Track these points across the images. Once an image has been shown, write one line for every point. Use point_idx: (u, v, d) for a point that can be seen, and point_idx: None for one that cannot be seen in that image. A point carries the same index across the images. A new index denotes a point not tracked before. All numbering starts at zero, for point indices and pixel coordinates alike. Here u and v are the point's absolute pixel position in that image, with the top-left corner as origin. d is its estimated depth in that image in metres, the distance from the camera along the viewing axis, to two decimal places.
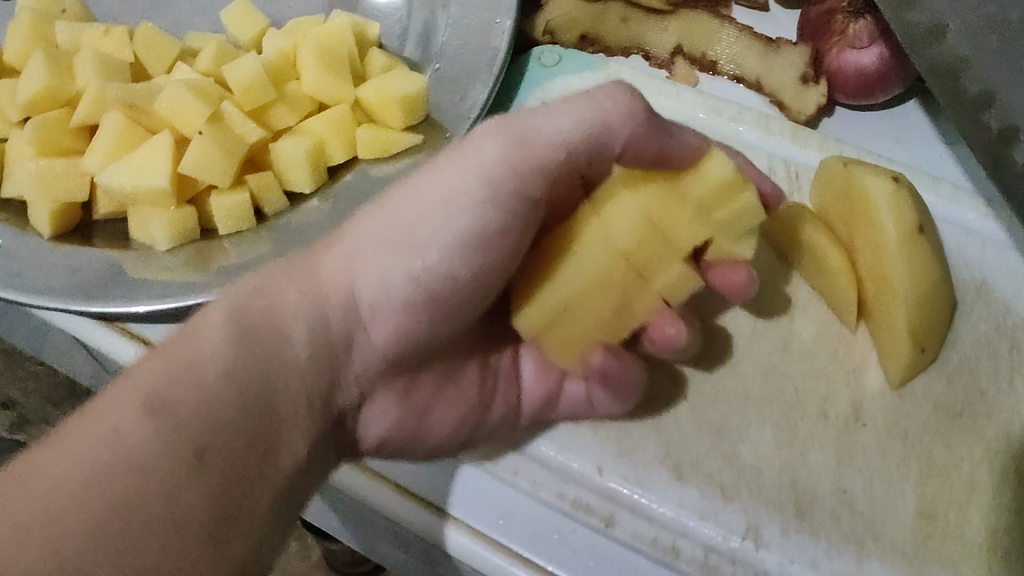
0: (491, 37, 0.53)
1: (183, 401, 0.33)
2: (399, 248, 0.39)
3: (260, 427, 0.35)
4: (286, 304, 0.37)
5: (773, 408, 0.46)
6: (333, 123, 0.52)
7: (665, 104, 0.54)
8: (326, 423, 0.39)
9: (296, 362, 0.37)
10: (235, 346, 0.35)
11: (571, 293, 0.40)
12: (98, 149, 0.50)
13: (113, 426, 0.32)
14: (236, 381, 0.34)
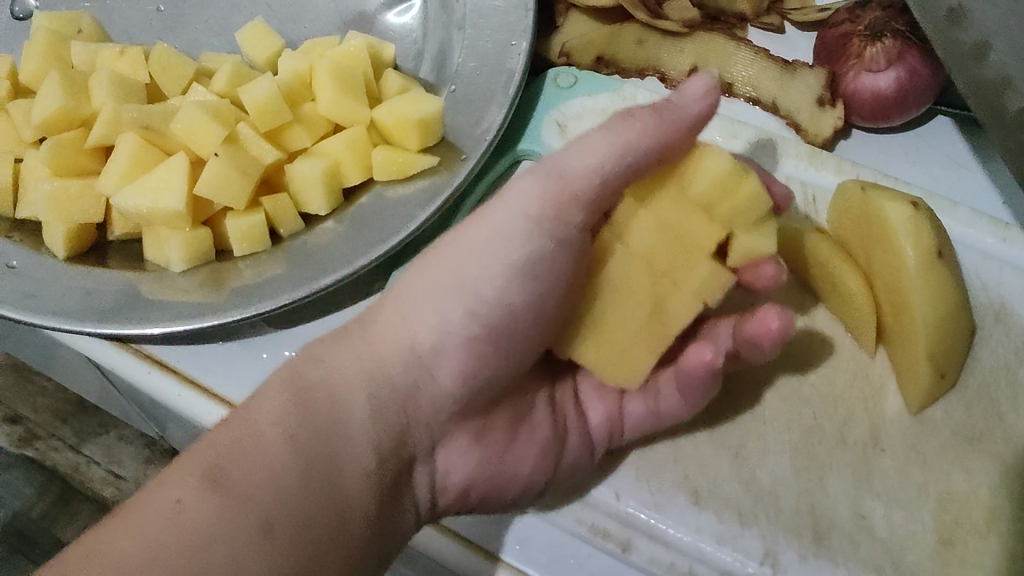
0: (506, 57, 0.53)
1: (245, 474, 0.35)
2: (449, 295, 0.41)
3: (322, 490, 0.36)
4: (337, 376, 0.39)
5: (791, 433, 0.46)
6: (348, 143, 0.52)
7: None
8: (385, 487, 0.39)
9: (349, 436, 0.38)
10: (289, 428, 0.36)
11: (606, 307, 0.41)
12: (112, 170, 0.50)
13: (177, 497, 0.34)
14: (298, 454, 0.36)
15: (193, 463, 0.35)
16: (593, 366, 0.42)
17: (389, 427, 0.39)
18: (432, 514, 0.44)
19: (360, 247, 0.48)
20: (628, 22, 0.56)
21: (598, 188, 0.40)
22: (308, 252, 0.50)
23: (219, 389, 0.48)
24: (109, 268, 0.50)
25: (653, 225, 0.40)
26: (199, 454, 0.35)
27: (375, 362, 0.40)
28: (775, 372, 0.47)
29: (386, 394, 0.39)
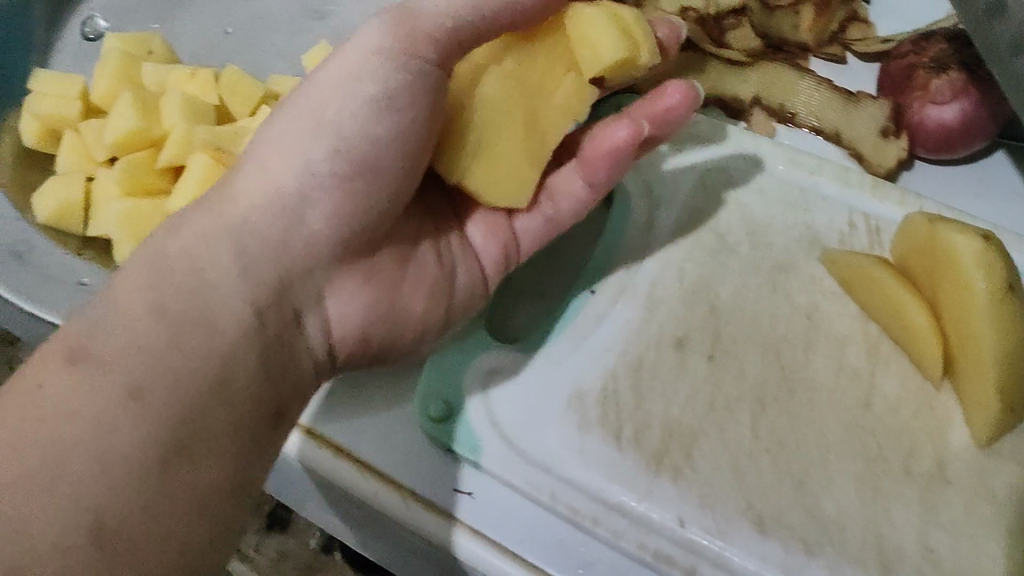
0: None
1: (104, 342, 0.35)
2: (312, 138, 0.42)
3: (197, 344, 0.36)
4: (192, 241, 0.39)
5: (856, 463, 0.45)
6: None
7: (745, 156, 0.54)
8: (268, 338, 0.39)
9: (220, 293, 0.38)
10: (147, 294, 0.36)
11: (486, 133, 0.43)
12: (182, 191, 0.51)
13: (38, 382, 0.34)
14: (156, 316, 0.36)
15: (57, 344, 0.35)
16: (479, 186, 0.43)
17: (269, 272, 0.40)
18: (330, 365, 0.45)
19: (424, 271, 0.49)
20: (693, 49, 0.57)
21: (452, 32, 0.42)
22: None
23: None
24: None
25: (515, 68, 0.43)
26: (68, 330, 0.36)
27: (215, 223, 0.39)
28: (842, 403, 0.47)
29: (246, 240, 0.39)
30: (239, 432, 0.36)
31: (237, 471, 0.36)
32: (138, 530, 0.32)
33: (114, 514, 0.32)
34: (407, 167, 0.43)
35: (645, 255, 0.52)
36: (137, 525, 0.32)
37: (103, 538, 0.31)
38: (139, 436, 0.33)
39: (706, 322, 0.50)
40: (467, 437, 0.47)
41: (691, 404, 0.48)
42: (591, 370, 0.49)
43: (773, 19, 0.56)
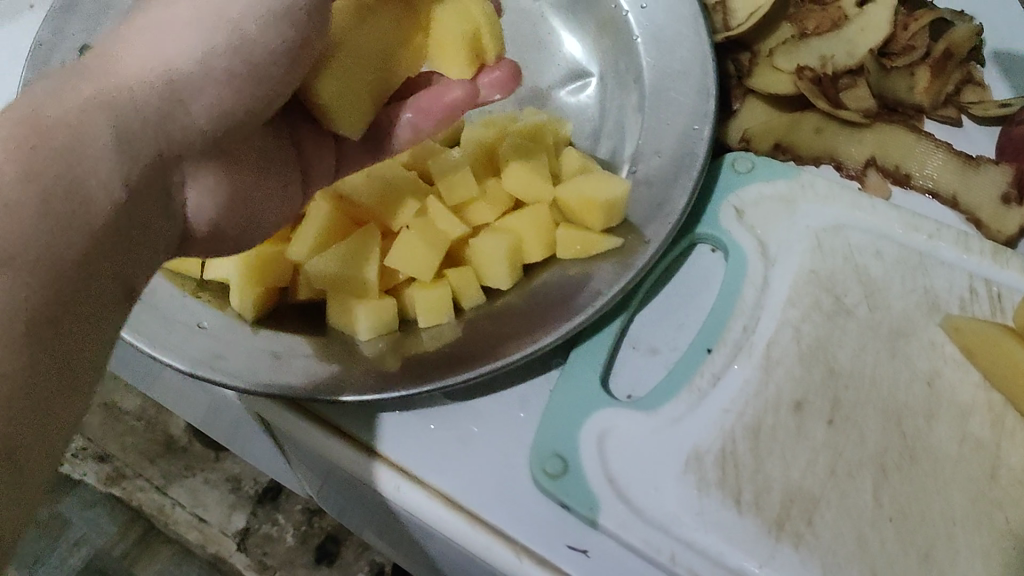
0: (689, 143, 0.53)
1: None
2: (200, 28, 0.41)
3: (56, 216, 0.35)
4: (72, 108, 0.38)
5: (982, 535, 0.45)
6: (534, 222, 0.52)
7: (862, 216, 0.54)
8: (131, 209, 0.39)
9: (93, 165, 0.37)
10: (15, 155, 0.35)
11: (352, 63, 0.47)
12: (304, 237, 0.52)
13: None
14: (18, 182, 0.35)
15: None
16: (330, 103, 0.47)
17: (144, 154, 0.39)
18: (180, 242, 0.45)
19: (534, 321, 0.50)
20: (808, 111, 0.57)
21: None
22: (487, 323, 0.51)
23: (400, 459, 0.49)
24: (290, 330, 0.52)
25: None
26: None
27: (98, 93, 0.39)
28: (965, 472, 0.46)
29: (127, 121, 0.39)
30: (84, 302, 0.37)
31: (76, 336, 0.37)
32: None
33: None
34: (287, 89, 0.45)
35: (761, 315, 0.51)
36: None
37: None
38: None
39: (826, 386, 0.49)
40: (583, 495, 0.46)
41: (811, 469, 0.47)
42: (708, 431, 0.48)
43: (890, 79, 0.56)
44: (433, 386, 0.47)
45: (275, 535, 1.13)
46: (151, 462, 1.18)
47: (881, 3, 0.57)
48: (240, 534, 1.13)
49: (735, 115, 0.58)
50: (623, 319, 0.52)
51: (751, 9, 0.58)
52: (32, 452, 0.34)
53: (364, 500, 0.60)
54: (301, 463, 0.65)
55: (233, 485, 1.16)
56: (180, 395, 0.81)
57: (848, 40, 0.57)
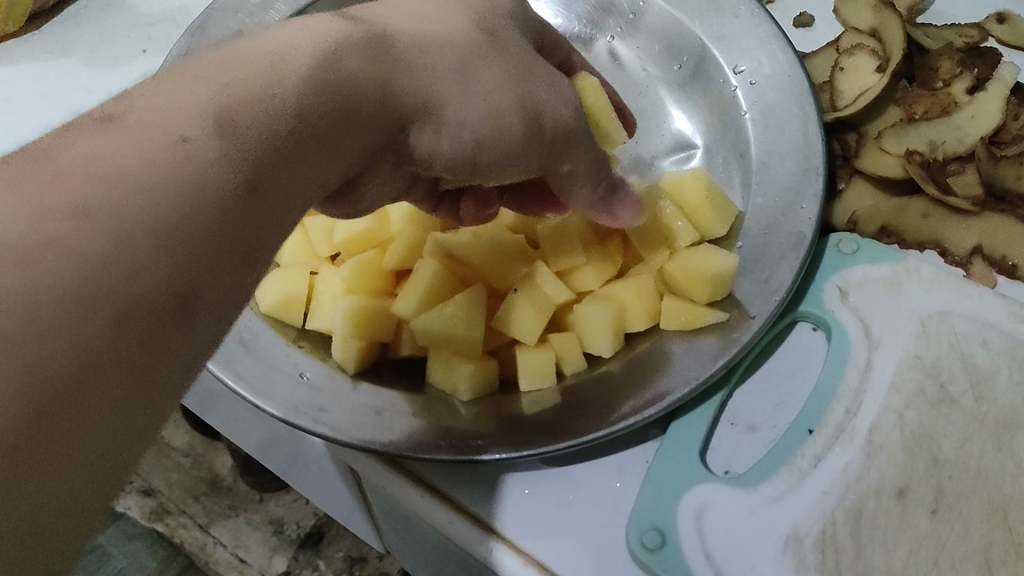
0: (795, 219, 0.53)
1: (249, 118, 0.34)
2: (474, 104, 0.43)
3: (308, 159, 0.37)
4: (366, 69, 0.39)
5: None
6: (638, 292, 0.54)
7: (967, 305, 0.53)
8: (345, 158, 0.40)
9: (349, 128, 0.39)
10: (304, 90, 0.37)
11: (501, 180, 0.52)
12: (413, 293, 0.53)
13: (183, 135, 0.32)
14: (301, 116, 0.36)
15: (196, 93, 0.34)
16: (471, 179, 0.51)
17: (380, 129, 0.41)
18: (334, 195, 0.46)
19: (637, 386, 0.49)
20: (916, 197, 0.57)
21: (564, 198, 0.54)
22: (589, 388, 0.51)
23: (495, 522, 0.49)
24: (390, 384, 0.52)
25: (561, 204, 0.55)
26: (202, 83, 0.35)
27: (383, 64, 0.41)
28: None
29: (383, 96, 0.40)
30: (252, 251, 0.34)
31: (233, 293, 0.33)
32: (149, 313, 0.29)
33: (162, 299, 0.30)
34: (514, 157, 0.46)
35: (863, 399, 0.51)
36: (213, 306, 0.32)
37: (118, 315, 0.28)
38: (243, 231, 0.33)
39: (930, 475, 0.48)
40: (681, 571, 0.46)
41: (913, 558, 0.45)
42: (808, 513, 0.47)
43: (997, 168, 0.56)
44: (537, 449, 0.46)
45: None
46: (195, 500, 1.35)
47: (992, 93, 0.59)
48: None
49: (842, 196, 0.59)
50: (724, 394, 0.52)
51: (859, 90, 0.61)
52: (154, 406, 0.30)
53: (443, 557, 0.59)
54: (382, 517, 0.65)
55: (275, 528, 1.32)
56: (250, 434, 0.82)
57: (958, 126, 0.58)
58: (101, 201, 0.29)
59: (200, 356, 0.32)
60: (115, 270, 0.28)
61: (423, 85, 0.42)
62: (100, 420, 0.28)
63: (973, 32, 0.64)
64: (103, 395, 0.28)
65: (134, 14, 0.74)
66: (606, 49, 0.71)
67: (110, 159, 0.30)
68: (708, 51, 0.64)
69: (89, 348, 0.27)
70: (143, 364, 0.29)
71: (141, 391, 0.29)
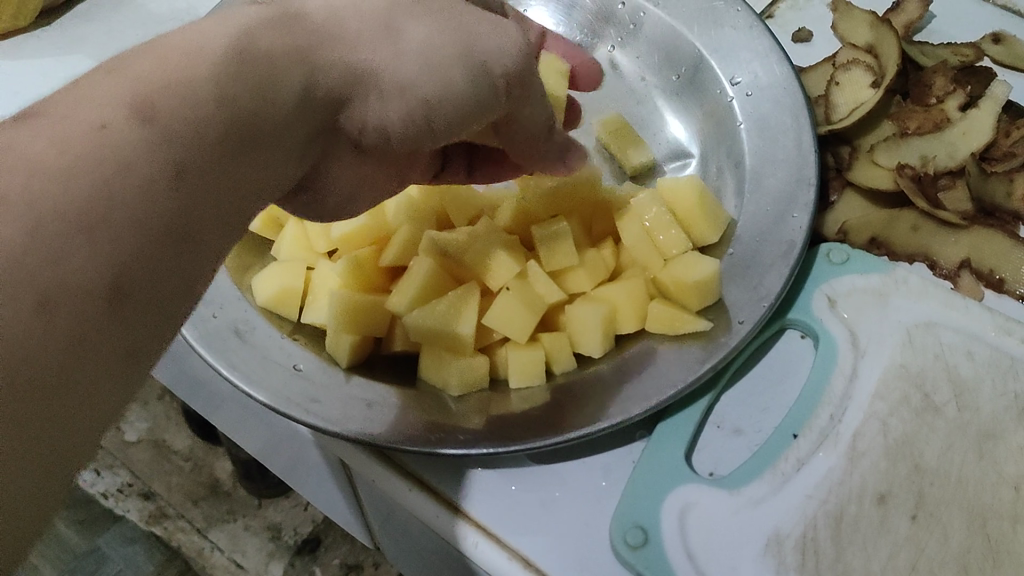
0: (786, 227, 0.54)
1: (170, 98, 0.35)
2: (416, 58, 0.43)
3: (233, 148, 0.37)
4: (281, 47, 0.39)
5: None
6: (630, 295, 0.55)
7: (954, 316, 0.54)
8: (285, 133, 0.40)
9: (275, 110, 0.39)
10: (218, 70, 0.37)
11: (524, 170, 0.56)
12: (407, 290, 0.54)
13: (101, 121, 0.32)
14: (224, 98, 0.36)
15: (115, 83, 0.34)
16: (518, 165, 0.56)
17: (309, 115, 0.41)
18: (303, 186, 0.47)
19: (621, 387, 0.50)
20: (905, 209, 0.58)
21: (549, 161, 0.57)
22: (577, 386, 0.52)
23: (482, 517, 0.50)
24: (381, 378, 0.53)
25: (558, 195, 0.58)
26: (116, 75, 0.35)
27: (299, 41, 0.40)
28: None
29: (307, 74, 0.40)
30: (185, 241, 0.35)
31: (167, 279, 0.34)
32: (73, 303, 0.30)
33: (85, 279, 0.30)
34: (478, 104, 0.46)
35: (848, 406, 0.51)
36: (139, 298, 0.33)
37: (40, 308, 0.29)
38: (171, 219, 0.34)
39: (911, 481, 0.48)
40: (662, 567, 0.46)
41: (892, 562, 0.46)
42: (789, 515, 0.48)
43: (987, 184, 0.57)
44: (521, 447, 0.47)
45: None
46: (193, 504, 1.36)
47: (983, 109, 0.60)
48: None
49: (833, 207, 0.60)
50: (711, 397, 0.53)
51: (854, 104, 0.62)
52: (93, 394, 0.31)
53: (434, 556, 0.60)
54: (375, 514, 0.66)
55: (272, 533, 1.33)
56: (249, 434, 0.83)
57: (949, 141, 0.60)
58: (15, 190, 0.29)
59: (127, 348, 0.33)
60: (29, 257, 0.29)
61: (346, 54, 0.42)
62: (36, 417, 0.29)
63: (968, 51, 0.66)
64: (32, 392, 0.29)
65: (144, 12, 0.76)
66: (607, 58, 0.73)
67: (20, 147, 0.31)
68: (705, 62, 0.65)
69: (15, 341, 0.28)
70: (72, 351, 0.30)
71: (80, 378, 0.30)
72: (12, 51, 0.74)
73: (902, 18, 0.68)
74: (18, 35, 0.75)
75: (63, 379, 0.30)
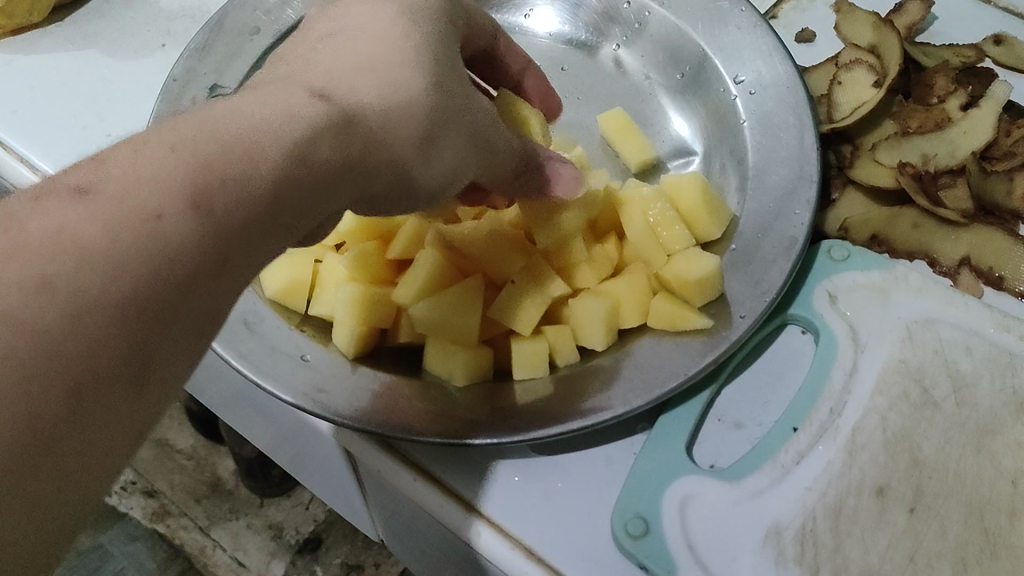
0: (788, 223, 0.55)
1: (225, 193, 0.36)
2: (440, 164, 0.46)
3: (271, 231, 0.39)
4: (339, 156, 0.40)
5: None
6: (633, 290, 0.55)
7: (953, 313, 0.55)
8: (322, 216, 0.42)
9: (319, 197, 0.41)
10: (274, 172, 0.37)
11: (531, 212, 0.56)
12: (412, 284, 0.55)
13: (157, 211, 0.34)
14: (273, 195, 0.38)
15: (176, 163, 0.35)
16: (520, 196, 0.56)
17: (348, 195, 0.43)
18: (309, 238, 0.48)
19: (623, 379, 0.51)
20: (907, 206, 0.59)
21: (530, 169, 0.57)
22: (579, 379, 0.52)
23: (486, 507, 0.51)
24: (386, 368, 0.54)
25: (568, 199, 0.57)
26: (180, 154, 0.35)
27: (354, 149, 0.41)
28: None
29: (347, 171, 0.41)
30: (212, 317, 0.36)
31: (191, 353, 0.36)
32: (103, 381, 0.32)
33: (114, 362, 0.32)
34: (462, 175, 0.48)
35: (848, 401, 0.52)
36: (165, 371, 0.34)
37: (71, 392, 0.31)
38: (202, 301, 0.35)
39: (909, 474, 0.49)
40: (662, 557, 0.47)
41: (890, 553, 0.47)
42: (789, 507, 0.48)
43: (988, 183, 0.58)
44: (524, 438, 0.48)
45: None
46: (197, 502, 1.37)
47: (985, 109, 0.61)
48: None
49: (835, 204, 0.61)
50: (711, 391, 0.53)
51: (856, 103, 0.63)
52: (113, 457, 0.33)
53: (438, 548, 0.60)
54: (380, 507, 0.67)
55: (275, 533, 1.33)
56: (256, 429, 0.83)
57: (951, 141, 0.60)
58: (63, 277, 0.31)
59: (151, 415, 0.34)
60: (64, 347, 0.31)
61: (384, 155, 0.43)
62: (55, 480, 0.31)
63: (970, 52, 0.66)
64: (52, 463, 0.31)
65: (155, 9, 0.77)
66: (611, 56, 0.73)
67: (76, 231, 0.32)
68: (709, 60, 0.66)
69: (35, 423, 0.30)
70: (95, 425, 0.32)
71: (100, 444, 0.32)
72: (24, 47, 0.74)
73: (905, 19, 0.68)
74: (31, 30, 0.76)
75: (80, 449, 0.32)
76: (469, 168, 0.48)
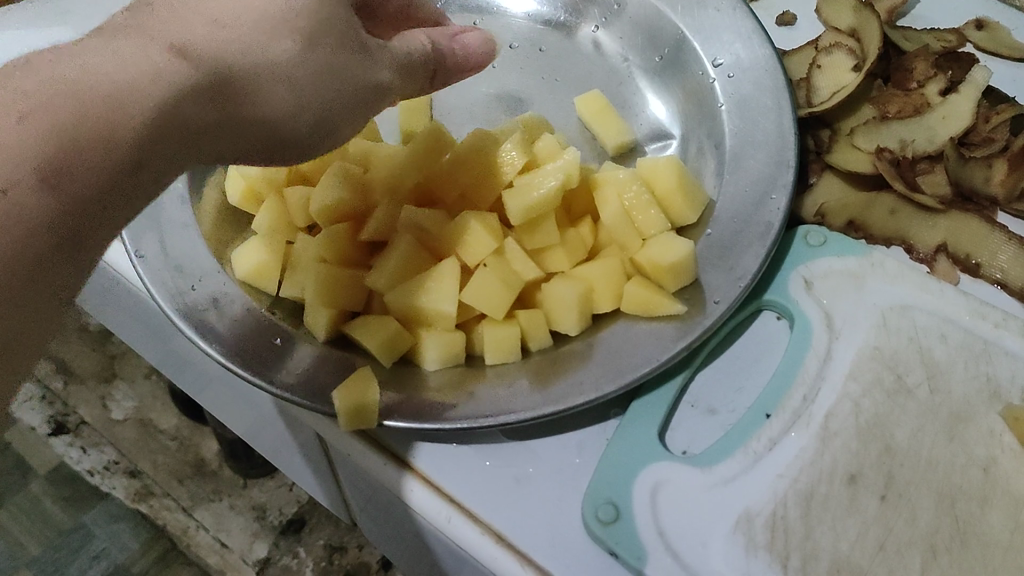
0: (764, 209, 0.54)
1: (77, 162, 0.39)
2: (313, 112, 0.48)
3: (134, 186, 0.42)
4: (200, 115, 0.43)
5: None
6: (606, 274, 0.55)
7: (928, 299, 0.55)
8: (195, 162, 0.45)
9: (177, 155, 0.44)
10: (127, 138, 0.40)
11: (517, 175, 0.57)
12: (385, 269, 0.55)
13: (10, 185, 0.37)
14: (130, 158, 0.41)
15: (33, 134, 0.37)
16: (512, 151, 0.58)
17: (220, 147, 0.46)
18: None
19: (595, 364, 0.50)
20: (884, 193, 0.59)
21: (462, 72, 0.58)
22: (552, 363, 0.52)
23: (457, 493, 0.50)
24: (357, 352, 0.54)
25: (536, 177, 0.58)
26: (34, 123, 0.38)
27: (218, 106, 0.44)
28: (1016, 562, 0.45)
29: (210, 128, 0.44)
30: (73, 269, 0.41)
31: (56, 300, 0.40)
32: None
33: None
34: (341, 124, 0.50)
35: (821, 387, 0.51)
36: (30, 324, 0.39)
37: None
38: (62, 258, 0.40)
39: (882, 462, 0.49)
40: (631, 544, 0.46)
41: (861, 541, 0.46)
42: (761, 493, 0.48)
43: (967, 168, 0.58)
44: (492, 423, 0.47)
45: (293, 565, 1.28)
46: (180, 482, 1.36)
47: (963, 94, 0.60)
48: (261, 562, 1.28)
49: (813, 190, 0.61)
50: (685, 376, 0.53)
51: (835, 88, 0.63)
52: None
53: (411, 537, 0.60)
54: (354, 492, 0.66)
55: (258, 514, 1.33)
56: (234, 413, 0.82)
57: (929, 126, 0.60)
58: None
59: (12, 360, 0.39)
60: None
61: (250, 117, 0.45)
62: None
63: (951, 37, 0.66)
64: None
65: None
66: (591, 37, 0.73)
67: None
68: (688, 43, 0.65)
69: None
70: None
71: None
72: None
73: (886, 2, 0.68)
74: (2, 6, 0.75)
75: None
76: (346, 116, 0.49)
